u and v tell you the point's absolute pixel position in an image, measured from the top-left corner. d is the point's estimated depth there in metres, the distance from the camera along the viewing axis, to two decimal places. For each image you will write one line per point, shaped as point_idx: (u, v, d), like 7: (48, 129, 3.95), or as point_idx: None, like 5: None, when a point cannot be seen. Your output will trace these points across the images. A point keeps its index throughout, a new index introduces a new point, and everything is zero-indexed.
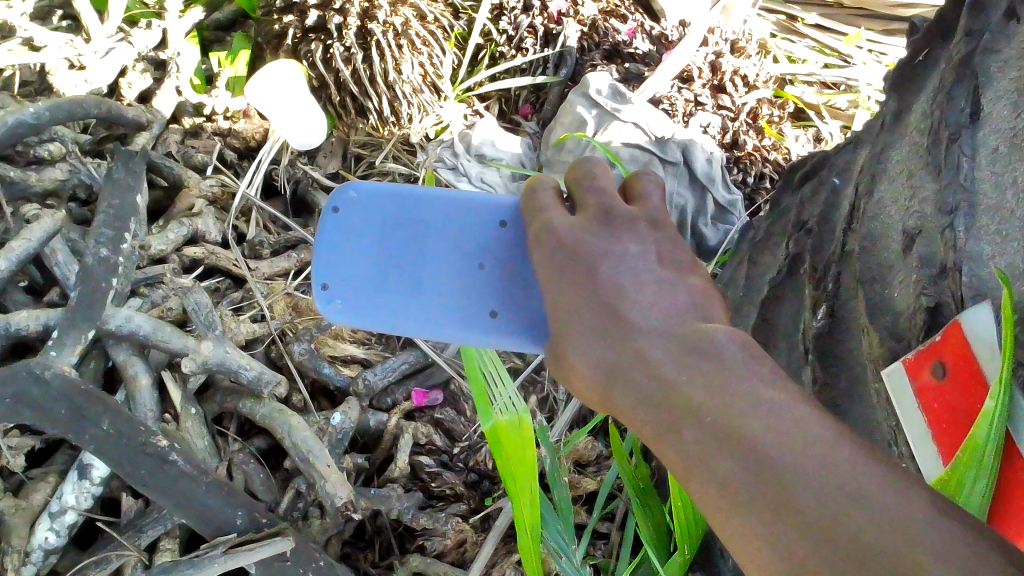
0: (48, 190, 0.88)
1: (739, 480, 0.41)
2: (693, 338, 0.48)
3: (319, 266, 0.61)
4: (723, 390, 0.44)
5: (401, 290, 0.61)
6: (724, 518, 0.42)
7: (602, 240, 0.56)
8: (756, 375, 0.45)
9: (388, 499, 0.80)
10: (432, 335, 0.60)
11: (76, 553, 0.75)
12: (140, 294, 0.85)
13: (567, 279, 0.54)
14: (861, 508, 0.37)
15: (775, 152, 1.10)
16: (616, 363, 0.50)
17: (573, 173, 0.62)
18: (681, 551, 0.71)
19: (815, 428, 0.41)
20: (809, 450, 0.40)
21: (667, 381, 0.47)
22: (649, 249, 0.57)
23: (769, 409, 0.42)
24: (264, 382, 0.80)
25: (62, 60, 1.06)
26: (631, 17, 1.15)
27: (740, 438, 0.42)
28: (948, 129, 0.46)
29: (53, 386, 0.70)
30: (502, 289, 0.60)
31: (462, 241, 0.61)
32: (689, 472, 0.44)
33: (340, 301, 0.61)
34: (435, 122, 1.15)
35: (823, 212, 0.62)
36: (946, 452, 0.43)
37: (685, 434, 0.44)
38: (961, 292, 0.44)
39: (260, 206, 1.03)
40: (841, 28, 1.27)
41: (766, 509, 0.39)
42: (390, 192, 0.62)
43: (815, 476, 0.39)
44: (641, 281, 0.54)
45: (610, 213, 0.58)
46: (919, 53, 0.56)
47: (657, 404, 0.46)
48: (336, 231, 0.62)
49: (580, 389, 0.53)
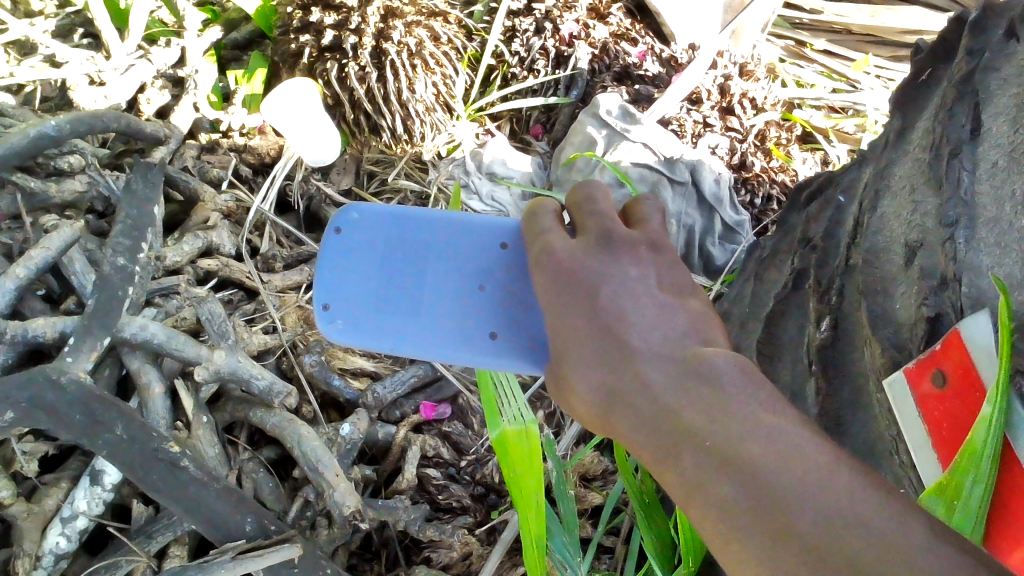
0: (67, 201, 0.90)
1: (734, 501, 0.41)
2: (694, 363, 0.48)
3: (321, 286, 0.63)
4: (717, 413, 0.45)
5: (401, 311, 0.62)
6: (716, 539, 0.42)
7: (604, 263, 0.56)
8: (754, 400, 0.45)
9: (395, 510, 0.81)
10: (431, 357, 0.61)
11: (87, 558, 0.76)
12: (155, 304, 0.86)
13: (570, 303, 0.55)
14: (855, 530, 0.37)
15: (782, 174, 1.11)
16: (617, 387, 0.50)
17: (574, 196, 0.63)
18: (686, 565, 0.71)
19: (812, 452, 0.41)
20: (808, 474, 0.40)
21: (666, 405, 0.47)
22: (650, 272, 0.57)
23: (768, 434, 0.42)
24: (275, 392, 0.81)
25: (82, 76, 1.08)
26: (642, 41, 1.18)
27: (737, 460, 0.42)
28: (949, 144, 0.47)
29: (68, 392, 0.71)
30: (501, 312, 0.61)
31: (463, 263, 0.62)
32: (684, 494, 0.44)
33: (340, 321, 0.63)
34: (447, 141, 1.17)
35: (827, 228, 0.63)
36: (946, 460, 0.44)
37: (681, 457, 0.45)
38: (960, 302, 0.44)
39: (274, 220, 1.05)
40: (850, 54, 1.29)
41: (762, 532, 0.39)
42: (391, 213, 0.63)
43: (810, 498, 0.39)
44: (643, 306, 0.54)
45: (609, 235, 0.59)
46: (923, 72, 0.57)
47: (656, 428, 0.47)
48: (338, 252, 0.64)
49: (583, 414, 0.54)
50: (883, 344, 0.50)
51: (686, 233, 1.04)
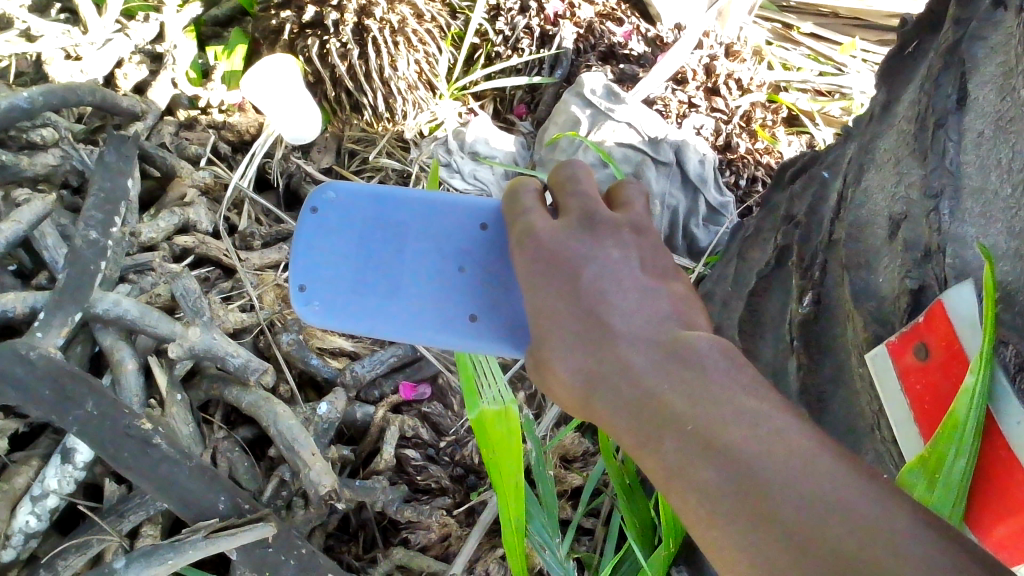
0: (39, 175, 0.88)
1: (715, 486, 0.40)
2: (675, 346, 0.47)
3: (298, 267, 0.62)
4: (700, 398, 0.43)
5: (378, 292, 0.61)
6: (697, 524, 0.41)
7: (586, 245, 0.55)
8: (736, 383, 0.44)
9: (373, 491, 0.79)
10: (410, 339, 0.60)
11: (58, 537, 0.75)
12: (129, 281, 0.85)
13: (550, 284, 0.53)
14: (837, 517, 0.36)
15: (768, 156, 1.10)
16: (597, 369, 0.49)
17: (558, 175, 0.62)
18: (665, 545, 0.70)
19: (796, 438, 0.40)
20: (790, 458, 0.39)
21: (646, 387, 0.46)
22: (633, 253, 0.56)
23: (750, 417, 0.41)
24: (252, 369, 0.79)
25: (58, 50, 1.05)
26: (627, 20, 1.16)
27: (720, 444, 0.41)
28: (935, 115, 0.46)
29: (37, 366, 0.70)
30: (481, 292, 0.60)
31: (442, 243, 0.61)
32: (665, 480, 0.43)
33: (318, 303, 0.61)
34: (430, 119, 1.15)
35: (811, 204, 0.62)
36: (926, 434, 0.43)
37: (662, 442, 0.43)
38: (945, 273, 0.44)
39: (252, 197, 1.03)
40: (836, 37, 1.28)
41: (744, 518, 0.38)
42: (368, 191, 0.62)
43: (793, 484, 0.38)
44: (626, 286, 0.53)
45: (592, 216, 0.57)
46: (909, 44, 0.57)
47: (636, 410, 0.46)
48: (314, 232, 0.62)
49: (561, 395, 0.53)
50: (866, 319, 0.49)
51: (670, 215, 1.03)
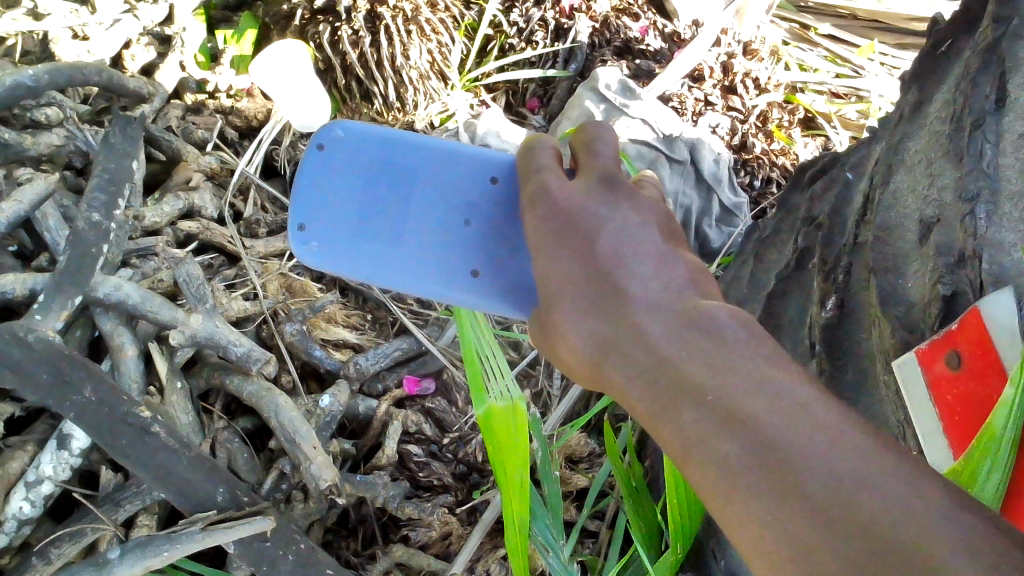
0: (43, 155, 0.87)
1: (733, 457, 0.38)
2: (693, 313, 0.45)
3: (297, 207, 0.60)
4: (719, 365, 0.41)
5: (379, 240, 0.59)
6: (714, 497, 0.39)
7: (605, 206, 0.53)
8: (756, 352, 0.42)
9: (373, 486, 0.78)
10: (408, 291, 0.59)
11: (51, 525, 0.73)
12: (131, 265, 0.83)
13: (565, 248, 0.52)
14: (867, 488, 0.34)
15: (784, 157, 1.09)
16: (611, 338, 0.47)
17: (581, 136, 0.59)
18: (672, 549, 0.67)
19: (820, 409, 0.38)
20: (816, 429, 0.37)
21: (663, 356, 0.44)
22: (651, 221, 0.54)
23: (772, 388, 0.39)
24: (253, 359, 0.77)
25: (65, 29, 1.01)
26: (644, 16, 1.15)
27: (738, 415, 0.39)
28: (972, 115, 0.45)
29: (35, 349, 0.68)
30: (485, 247, 0.58)
31: (450, 196, 0.59)
32: (681, 453, 0.41)
33: (315, 243, 0.59)
34: (441, 110, 1.12)
35: (835, 205, 0.60)
36: (959, 448, 0.42)
37: (679, 412, 0.41)
38: (981, 279, 0.42)
39: (258, 184, 1.01)
40: (855, 40, 1.27)
41: (766, 491, 0.36)
42: (378, 136, 0.60)
43: (817, 454, 0.36)
44: (643, 254, 0.51)
45: (612, 179, 0.55)
46: (943, 43, 0.55)
47: (652, 379, 0.44)
48: (319, 170, 0.60)
49: (572, 365, 0.51)
50: (892, 323, 0.48)
51: (682, 214, 1.01)
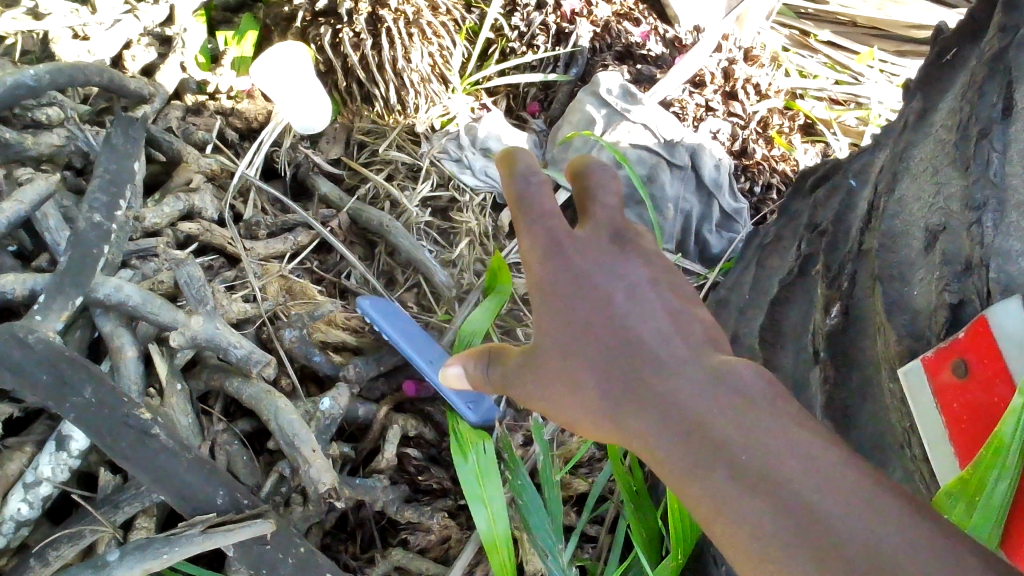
0: (43, 155, 0.87)
1: (759, 519, 0.39)
2: (716, 369, 0.47)
3: None
4: (742, 426, 0.43)
5: None
6: (744, 559, 0.40)
7: (612, 259, 0.55)
8: (779, 416, 0.43)
9: (372, 490, 0.77)
10: None
11: (49, 526, 0.73)
12: (131, 266, 0.83)
13: (582, 302, 0.53)
14: (893, 544, 0.36)
15: (784, 163, 1.09)
16: (632, 398, 0.49)
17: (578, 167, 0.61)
18: (674, 556, 0.67)
19: (833, 460, 0.40)
20: (839, 484, 0.38)
21: (687, 416, 0.45)
22: (660, 276, 0.55)
23: (787, 443, 0.41)
24: (253, 361, 0.76)
25: (65, 28, 1.00)
26: (645, 21, 1.16)
27: (761, 475, 0.40)
28: (979, 124, 0.45)
29: (36, 350, 0.68)
30: None
31: None
32: (707, 514, 0.42)
33: None
34: (442, 114, 1.12)
35: (839, 212, 0.61)
36: (964, 457, 0.43)
37: (706, 473, 0.42)
38: (989, 287, 0.42)
39: (258, 186, 1.01)
40: (854, 46, 1.27)
41: (799, 544, 0.37)
42: None
43: (839, 506, 0.38)
44: (660, 313, 0.52)
45: (620, 231, 0.58)
46: (948, 52, 0.55)
47: (677, 439, 0.45)
48: None
49: (591, 424, 0.52)
50: (897, 331, 0.48)
51: (683, 219, 1.02)
